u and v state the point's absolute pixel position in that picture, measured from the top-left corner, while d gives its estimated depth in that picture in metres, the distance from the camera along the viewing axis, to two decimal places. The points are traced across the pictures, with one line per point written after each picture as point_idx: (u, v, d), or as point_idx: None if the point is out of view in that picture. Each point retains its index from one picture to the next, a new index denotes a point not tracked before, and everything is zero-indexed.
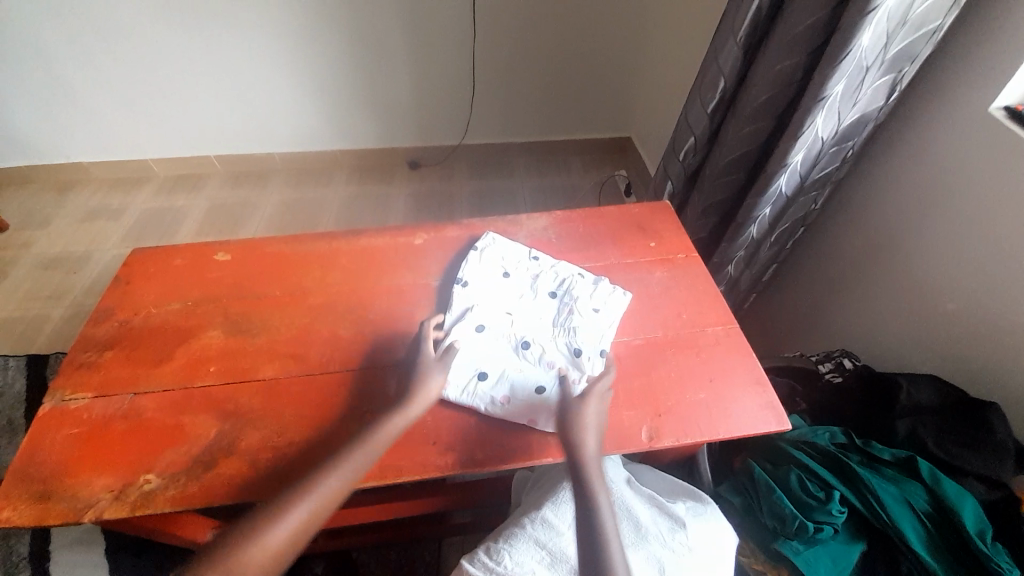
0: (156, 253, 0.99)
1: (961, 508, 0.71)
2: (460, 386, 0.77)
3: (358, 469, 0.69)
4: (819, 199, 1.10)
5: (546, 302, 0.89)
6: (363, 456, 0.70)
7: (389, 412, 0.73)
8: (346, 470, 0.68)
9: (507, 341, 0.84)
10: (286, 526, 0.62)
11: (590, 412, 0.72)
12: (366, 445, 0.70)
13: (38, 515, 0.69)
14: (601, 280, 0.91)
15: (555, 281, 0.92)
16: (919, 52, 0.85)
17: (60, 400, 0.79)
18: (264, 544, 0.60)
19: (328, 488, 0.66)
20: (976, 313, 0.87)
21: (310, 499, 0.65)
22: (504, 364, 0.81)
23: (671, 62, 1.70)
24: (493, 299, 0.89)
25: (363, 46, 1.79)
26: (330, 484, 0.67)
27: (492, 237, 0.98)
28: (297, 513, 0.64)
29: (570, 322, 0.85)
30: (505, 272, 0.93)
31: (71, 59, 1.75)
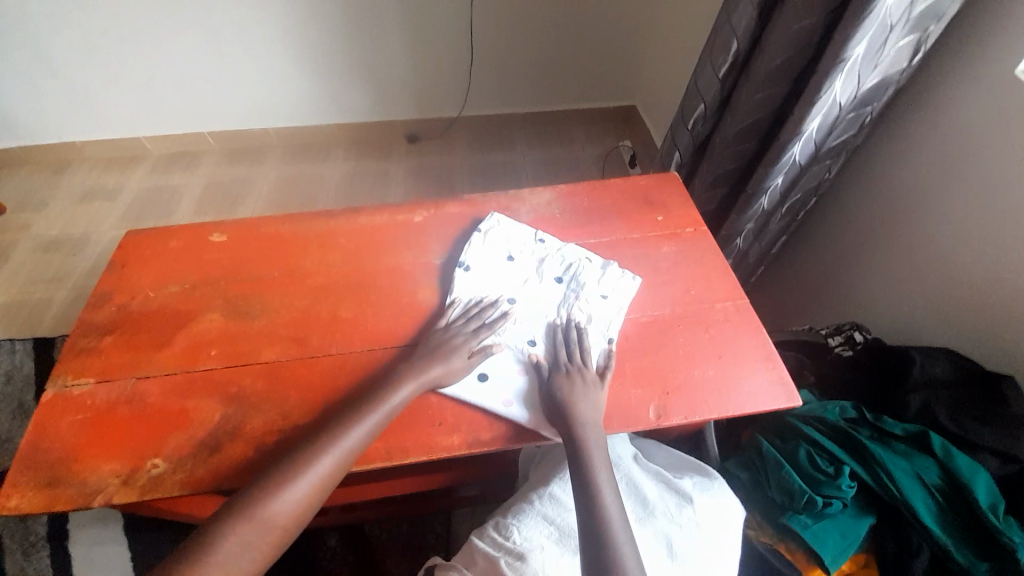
0: (151, 235, 0.97)
1: (973, 483, 0.70)
2: (462, 385, 0.76)
3: (352, 449, 0.68)
4: (833, 167, 1.06)
5: (551, 286, 0.86)
6: (358, 436, 0.69)
7: (398, 380, 0.74)
8: (337, 453, 0.67)
9: (511, 333, 0.81)
10: (284, 505, 0.64)
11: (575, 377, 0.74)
12: (359, 421, 0.70)
13: (49, 501, 0.69)
14: (608, 264, 0.88)
15: (562, 264, 0.88)
16: (947, 9, 0.80)
17: (63, 386, 0.79)
18: (267, 520, 0.63)
19: (339, 454, 0.68)
20: (995, 286, 0.84)
21: (306, 478, 0.66)
22: (506, 361, 0.78)
23: (679, 24, 1.62)
24: (496, 284, 0.86)
25: (356, 16, 1.72)
26: (318, 466, 0.67)
27: (496, 218, 0.94)
28: (309, 480, 0.66)
29: (577, 310, 0.82)
30: (509, 255, 0.89)
31: (54, 33, 1.68)
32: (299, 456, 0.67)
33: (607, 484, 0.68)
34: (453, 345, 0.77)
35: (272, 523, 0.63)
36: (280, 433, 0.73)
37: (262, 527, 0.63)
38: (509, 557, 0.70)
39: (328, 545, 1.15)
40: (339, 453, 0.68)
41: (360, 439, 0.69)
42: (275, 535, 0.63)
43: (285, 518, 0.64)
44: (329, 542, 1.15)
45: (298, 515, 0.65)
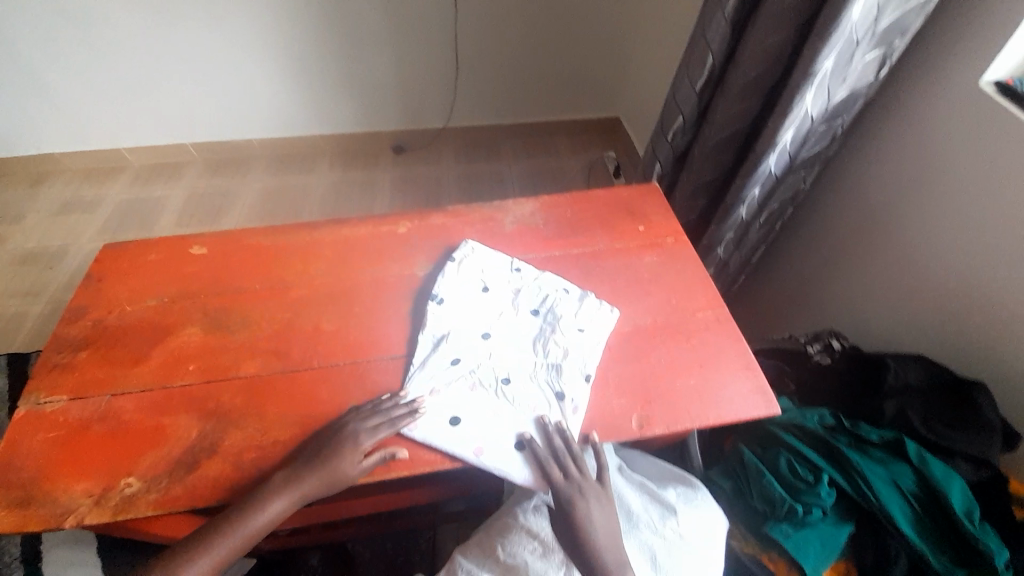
0: (129, 247, 0.95)
1: (949, 488, 0.72)
2: (433, 430, 0.73)
3: (249, 537, 0.67)
4: (809, 177, 1.08)
5: (528, 320, 0.85)
6: (255, 527, 0.67)
7: (269, 495, 0.68)
8: (230, 542, 0.67)
9: (486, 373, 0.78)
10: None
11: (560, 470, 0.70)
12: (214, 548, 0.67)
13: (18, 522, 0.67)
14: (586, 296, 0.86)
15: (538, 296, 0.87)
16: (910, 25, 0.83)
17: (35, 404, 0.77)
18: None
19: (234, 543, 0.67)
20: (965, 293, 0.87)
21: (199, 563, 0.67)
22: (478, 404, 0.75)
23: (660, 39, 1.66)
24: (471, 318, 0.84)
25: (343, 28, 1.73)
26: (214, 552, 0.67)
27: (471, 246, 0.93)
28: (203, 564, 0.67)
29: (553, 344, 0.81)
30: (484, 286, 0.88)
31: (34, 43, 1.67)
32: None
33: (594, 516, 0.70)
34: (339, 451, 0.69)
35: None
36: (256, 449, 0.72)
37: None
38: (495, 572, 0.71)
39: (309, 564, 1.12)
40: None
41: (262, 526, 0.67)
42: None
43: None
44: (311, 561, 1.12)
45: None
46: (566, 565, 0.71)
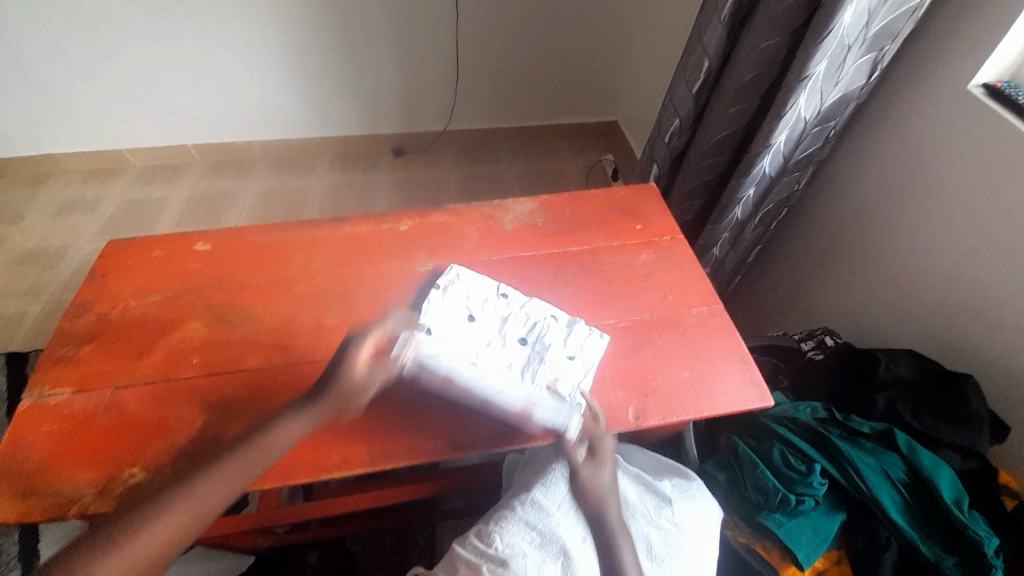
0: (134, 243, 0.97)
1: (938, 478, 0.73)
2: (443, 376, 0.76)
3: (254, 463, 0.66)
4: (803, 179, 1.11)
5: (515, 349, 0.81)
6: (260, 454, 0.66)
7: (277, 422, 0.68)
8: (234, 468, 0.65)
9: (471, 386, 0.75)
10: (157, 533, 0.59)
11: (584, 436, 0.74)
12: (214, 476, 0.64)
13: (23, 511, 0.68)
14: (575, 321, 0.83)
15: (525, 323, 0.83)
16: (901, 30, 0.85)
17: (39, 396, 0.78)
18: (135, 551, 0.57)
19: (235, 470, 0.65)
20: (954, 290, 0.89)
21: (193, 497, 0.62)
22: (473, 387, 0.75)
23: (657, 44, 1.69)
24: (456, 350, 0.79)
25: (346, 32, 1.75)
26: (215, 482, 0.64)
27: (457, 270, 0.90)
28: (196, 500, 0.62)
29: (541, 371, 0.78)
30: (470, 314, 0.84)
31: (39, 45, 1.69)
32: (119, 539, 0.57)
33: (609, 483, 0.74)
34: (346, 370, 0.71)
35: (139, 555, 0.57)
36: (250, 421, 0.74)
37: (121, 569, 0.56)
38: (491, 563, 0.71)
39: (308, 562, 1.10)
40: (177, 532, 0.60)
41: (266, 456, 0.66)
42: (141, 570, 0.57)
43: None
44: (309, 559, 1.10)
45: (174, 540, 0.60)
46: (564, 555, 0.71)
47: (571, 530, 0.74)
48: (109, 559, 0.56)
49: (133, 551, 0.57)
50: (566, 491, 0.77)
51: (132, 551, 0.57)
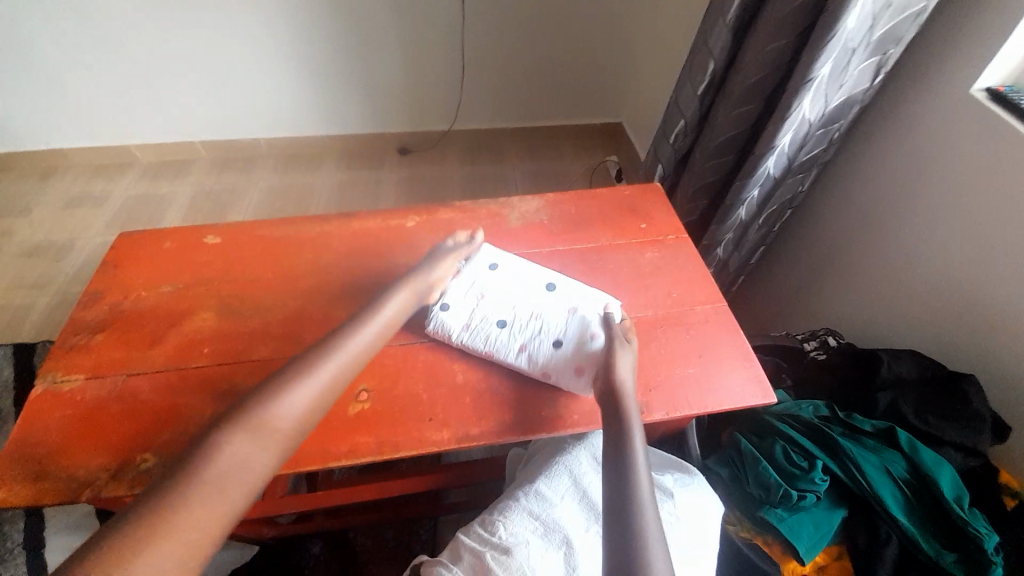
0: (144, 236, 0.98)
1: (939, 475, 0.74)
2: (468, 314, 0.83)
3: (361, 350, 0.74)
4: (806, 180, 1.12)
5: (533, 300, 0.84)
6: (365, 340, 0.75)
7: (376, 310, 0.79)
8: (347, 353, 0.73)
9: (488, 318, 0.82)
10: (294, 401, 0.67)
11: (630, 397, 0.71)
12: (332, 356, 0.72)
13: (37, 494, 0.69)
14: (577, 282, 0.88)
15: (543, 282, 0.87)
16: (905, 34, 0.86)
17: (52, 382, 0.79)
18: (279, 413, 0.65)
19: (348, 355, 0.73)
20: (956, 292, 0.90)
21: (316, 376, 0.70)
22: (495, 312, 0.83)
23: (662, 47, 1.70)
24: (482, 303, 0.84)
25: (354, 32, 1.77)
26: (332, 363, 0.71)
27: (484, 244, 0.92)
28: (318, 379, 0.70)
29: (551, 317, 0.82)
30: (495, 274, 0.88)
31: (50, 41, 1.71)
32: (247, 419, 0.63)
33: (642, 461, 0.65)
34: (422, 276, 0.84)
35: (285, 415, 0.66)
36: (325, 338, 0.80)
37: (271, 427, 0.64)
38: (495, 551, 0.71)
39: (311, 553, 1.14)
40: (295, 420, 0.66)
41: (366, 346, 0.75)
42: (283, 428, 0.65)
43: (239, 478, 0.60)
44: (313, 550, 1.14)
45: (314, 406, 0.68)
46: (567, 544, 0.72)
47: (574, 521, 0.74)
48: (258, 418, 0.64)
49: (263, 428, 0.64)
50: (569, 483, 0.78)
51: (261, 429, 0.63)
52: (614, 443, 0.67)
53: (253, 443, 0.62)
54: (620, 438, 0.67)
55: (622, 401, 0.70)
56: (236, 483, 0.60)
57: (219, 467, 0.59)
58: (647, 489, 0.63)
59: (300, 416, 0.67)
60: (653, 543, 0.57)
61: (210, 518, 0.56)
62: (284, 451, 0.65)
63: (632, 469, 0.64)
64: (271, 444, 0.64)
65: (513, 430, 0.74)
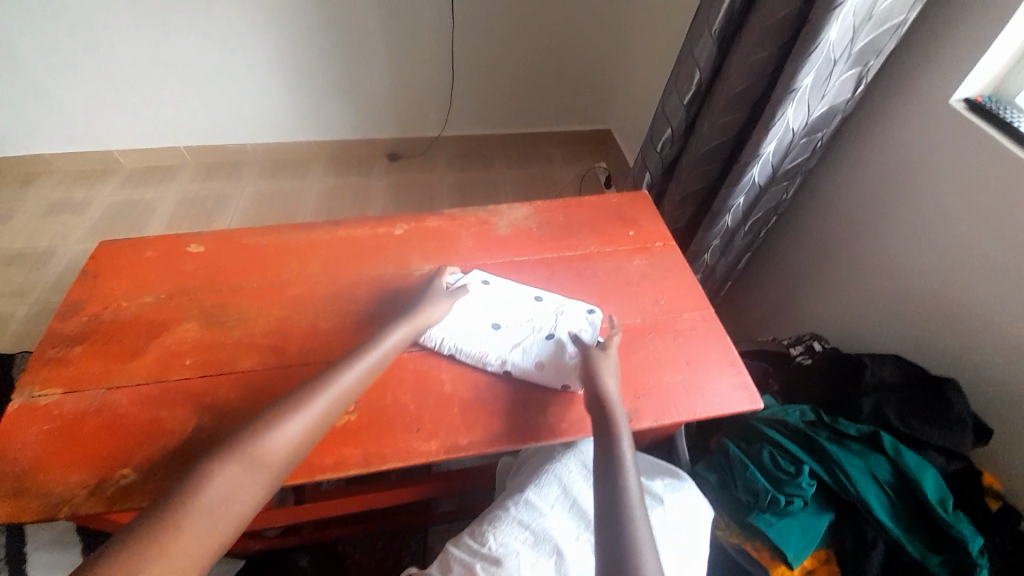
0: (126, 245, 0.96)
1: (922, 478, 0.75)
2: (463, 330, 0.83)
3: (349, 389, 0.72)
4: (791, 188, 1.13)
5: (525, 308, 0.86)
6: (353, 378, 0.73)
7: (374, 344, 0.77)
8: (335, 390, 0.71)
9: (482, 325, 0.84)
10: (278, 439, 0.65)
11: (617, 403, 0.71)
12: (321, 393, 0.70)
13: (12, 512, 0.67)
14: (566, 295, 0.89)
15: (534, 294, 0.88)
16: (884, 46, 0.88)
17: (29, 397, 0.77)
18: (263, 450, 0.64)
19: (336, 391, 0.71)
20: (937, 298, 0.92)
21: (303, 413, 0.68)
22: (489, 321, 0.84)
23: (649, 55, 1.72)
24: (478, 313, 0.85)
25: (343, 38, 1.77)
26: (320, 399, 0.69)
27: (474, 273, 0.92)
28: (304, 416, 0.68)
29: (542, 322, 0.84)
30: (489, 287, 0.89)
31: (31, 45, 1.68)
32: (238, 451, 0.62)
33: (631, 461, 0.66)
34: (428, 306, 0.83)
35: (268, 453, 0.64)
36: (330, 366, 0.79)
37: (254, 465, 0.62)
38: (485, 563, 0.71)
39: (299, 565, 1.12)
40: (280, 454, 0.65)
41: (354, 384, 0.73)
42: (267, 466, 0.63)
43: (224, 514, 0.59)
44: (301, 563, 1.12)
45: (300, 442, 0.67)
46: (558, 553, 0.71)
47: (563, 530, 0.74)
48: (239, 456, 0.62)
49: (253, 461, 0.63)
50: (559, 491, 0.78)
51: (252, 461, 0.62)
52: (602, 448, 0.67)
53: (242, 478, 0.61)
54: (609, 445, 0.67)
55: (609, 408, 0.70)
56: (222, 518, 0.59)
57: (199, 506, 0.58)
58: (637, 494, 0.63)
59: (292, 448, 0.66)
60: (644, 547, 0.57)
61: (190, 557, 0.55)
62: (273, 485, 0.64)
63: (621, 465, 0.65)
64: (261, 477, 0.63)
65: (502, 440, 0.73)
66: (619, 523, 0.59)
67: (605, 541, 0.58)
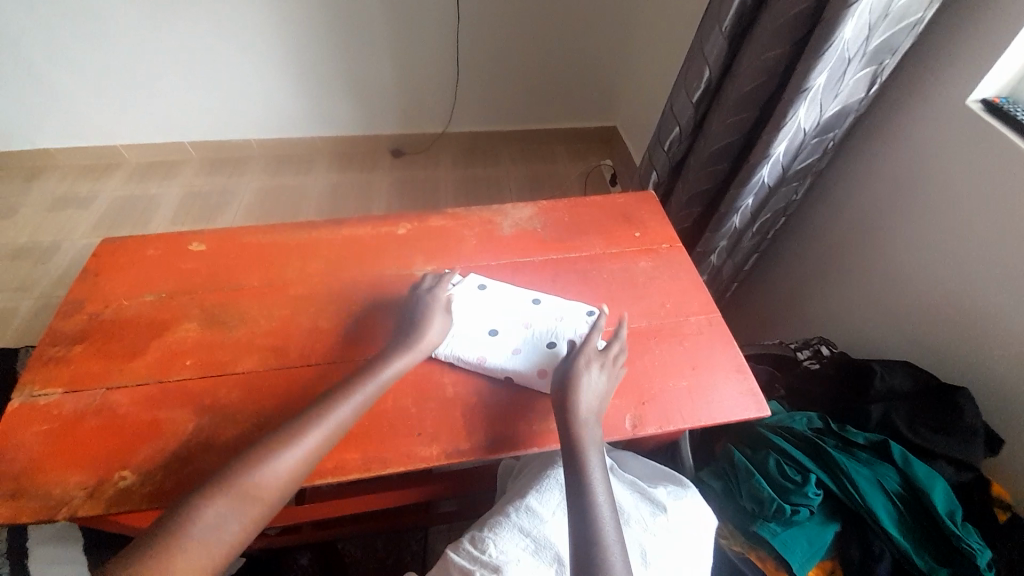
0: (128, 242, 0.96)
1: (932, 490, 0.74)
2: (466, 335, 0.82)
3: (342, 422, 0.70)
4: (800, 189, 1.11)
5: (522, 315, 0.85)
6: (349, 412, 0.71)
7: (373, 371, 0.75)
8: (331, 424, 0.69)
9: (476, 333, 0.82)
10: (270, 475, 0.64)
11: (589, 437, 0.70)
12: (316, 428, 0.69)
13: (12, 512, 0.67)
14: (563, 297, 0.88)
15: (531, 301, 0.86)
16: (900, 44, 0.86)
17: (29, 396, 0.77)
18: (256, 486, 0.63)
19: (330, 427, 0.69)
20: (947, 304, 0.90)
21: (297, 448, 0.67)
22: (483, 330, 0.82)
23: (657, 52, 1.70)
24: (474, 321, 0.84)
25: (347, 33, 1.75)
26: (313, 435, 0.68)
27: (469, 277, 0.90)
28: (297, 452, 0.67)
29: (541, 331, 0.82)
30: (486, 293, 0.88)
31: (36, 39, 1.68)
32: (228, 485, 0.62)
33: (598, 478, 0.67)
34: (426, 323, 0.80)
35: (259, 489, 0.63)
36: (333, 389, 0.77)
37: (244, 503, 0.62)
38: (485, 570, 0.69)
39: (298, 564, 1.08)
40: (273, 488, 0.64)
41: (350, 415, 0.71)
42: (258, 501, 0.63)
43: (211, 551, 0.59)
44: (301, 561, 1.09)
45: (293, 478, 0.66)
46: (558, 561, 0.70)
47: (564, 538, 0.73)
48: (230, 490, 0.62)
49: (243, 495, 0.62)
50: (561, 497, 0.77)
51: (245, 495, 0.62)
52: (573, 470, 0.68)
53: (231, 511, 0.62)
54: (580, 482, 0.66)
55: (578, 445, 0.68)
56: (214, 552, 0.59)
57: (191, 539, 0.58)
58: (607, 510, 0.65)
59: (282, 483, 0.65)
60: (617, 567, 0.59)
61: None
62: (262, 519, 0.64)
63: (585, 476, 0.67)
64: (251, 512, 0.63)
65: (506, 445, 0.73)
66: (593, 543, 0.60)
67: (577, 561, 0.60)
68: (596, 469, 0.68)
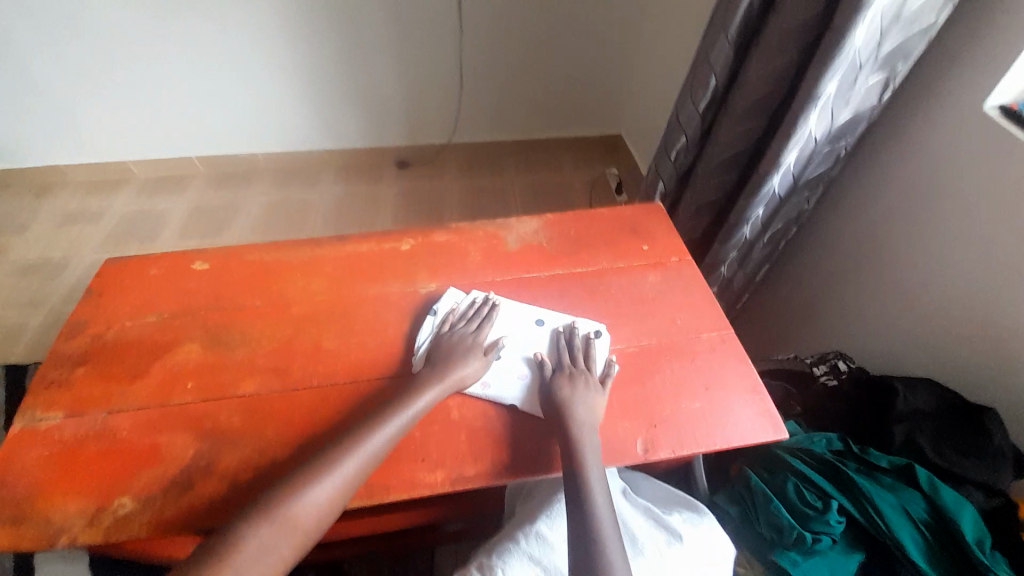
0: (132, 262, 0.95)
1: (961, 518, 0.70)
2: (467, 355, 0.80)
3: (379, 450, 0.69)
4: (812, 198, 1.08)
5: (526, 336, 0.83)
6: (384, 438, 0.70)
7: (410, 396, 0.73)
8: (366, 452, 0.68)
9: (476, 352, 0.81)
10: (307, 507, 0.64)
11: (590, 446, 0.69)
12: (353, 455, 0.67)
13: (11, 541, 0.65)
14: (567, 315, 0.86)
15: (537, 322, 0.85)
16: (914, 50, 0.83)
17: (31, 420, 0.76)
18: (293, 516, 0.63)
19: (365, 455, 0.68)
20: (969, 318, 0.86)
21: (331, 479, 0.65)
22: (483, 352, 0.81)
23: (662, 59, 1.68)
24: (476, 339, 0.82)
25: (350, 46, 1.76)
26: (347, 466, 0.66)
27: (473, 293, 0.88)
28: (331, 483, 0.65)
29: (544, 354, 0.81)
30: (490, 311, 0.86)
31: (46, 58, 1.70)
32: (269, 513, 0.62)
33: (599, 484, 0.67)
34: (462, 359, 0.77)
35: (296, 520, 0.63)
36: (335, 411, 0.76)
37: (281, 533, 0.62)
38: None
39: None
40: (311, 518, 0.63)
41: (385, 444, 0.69)
42: (293, 534, 0.62)
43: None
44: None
45: (329, 510, 0.65)
46: None
47: None
48: (267, 522, 0.62)
49: (283, 524, 0.62)
50: None
51: (283, 525, 0.62)
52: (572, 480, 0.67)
53: (270, 539, 0.61)
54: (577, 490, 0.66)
55: (578, 454, 0.68)
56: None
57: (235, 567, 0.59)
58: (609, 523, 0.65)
59: (320, 514, 0.64)
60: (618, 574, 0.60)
61: None
62: (300, 549, 0.63)
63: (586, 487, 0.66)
64: (289, 543, 0.62)
65: (512, 471, 0.70)
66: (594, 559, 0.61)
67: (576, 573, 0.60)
68: (599, 491, 0.66)
